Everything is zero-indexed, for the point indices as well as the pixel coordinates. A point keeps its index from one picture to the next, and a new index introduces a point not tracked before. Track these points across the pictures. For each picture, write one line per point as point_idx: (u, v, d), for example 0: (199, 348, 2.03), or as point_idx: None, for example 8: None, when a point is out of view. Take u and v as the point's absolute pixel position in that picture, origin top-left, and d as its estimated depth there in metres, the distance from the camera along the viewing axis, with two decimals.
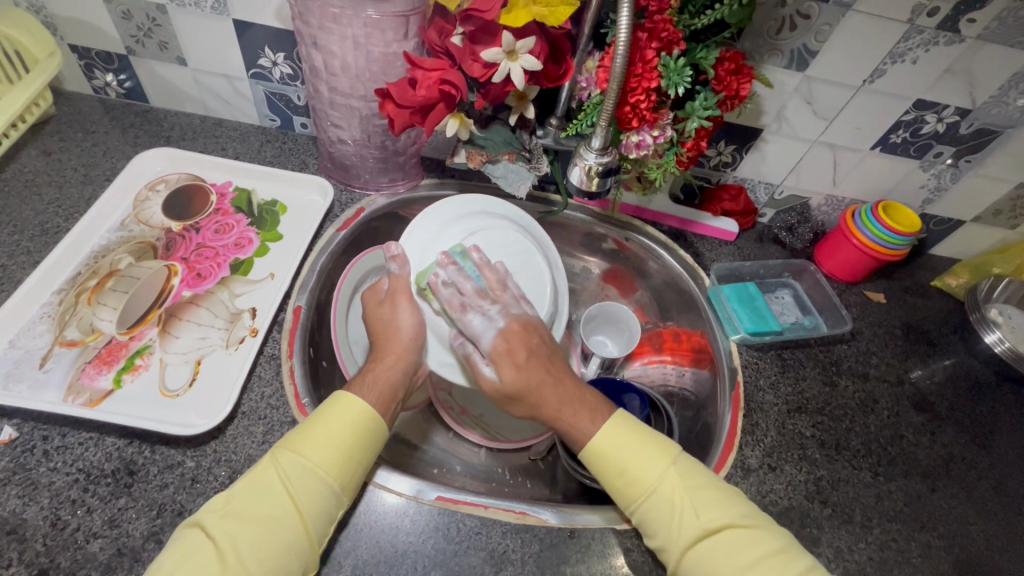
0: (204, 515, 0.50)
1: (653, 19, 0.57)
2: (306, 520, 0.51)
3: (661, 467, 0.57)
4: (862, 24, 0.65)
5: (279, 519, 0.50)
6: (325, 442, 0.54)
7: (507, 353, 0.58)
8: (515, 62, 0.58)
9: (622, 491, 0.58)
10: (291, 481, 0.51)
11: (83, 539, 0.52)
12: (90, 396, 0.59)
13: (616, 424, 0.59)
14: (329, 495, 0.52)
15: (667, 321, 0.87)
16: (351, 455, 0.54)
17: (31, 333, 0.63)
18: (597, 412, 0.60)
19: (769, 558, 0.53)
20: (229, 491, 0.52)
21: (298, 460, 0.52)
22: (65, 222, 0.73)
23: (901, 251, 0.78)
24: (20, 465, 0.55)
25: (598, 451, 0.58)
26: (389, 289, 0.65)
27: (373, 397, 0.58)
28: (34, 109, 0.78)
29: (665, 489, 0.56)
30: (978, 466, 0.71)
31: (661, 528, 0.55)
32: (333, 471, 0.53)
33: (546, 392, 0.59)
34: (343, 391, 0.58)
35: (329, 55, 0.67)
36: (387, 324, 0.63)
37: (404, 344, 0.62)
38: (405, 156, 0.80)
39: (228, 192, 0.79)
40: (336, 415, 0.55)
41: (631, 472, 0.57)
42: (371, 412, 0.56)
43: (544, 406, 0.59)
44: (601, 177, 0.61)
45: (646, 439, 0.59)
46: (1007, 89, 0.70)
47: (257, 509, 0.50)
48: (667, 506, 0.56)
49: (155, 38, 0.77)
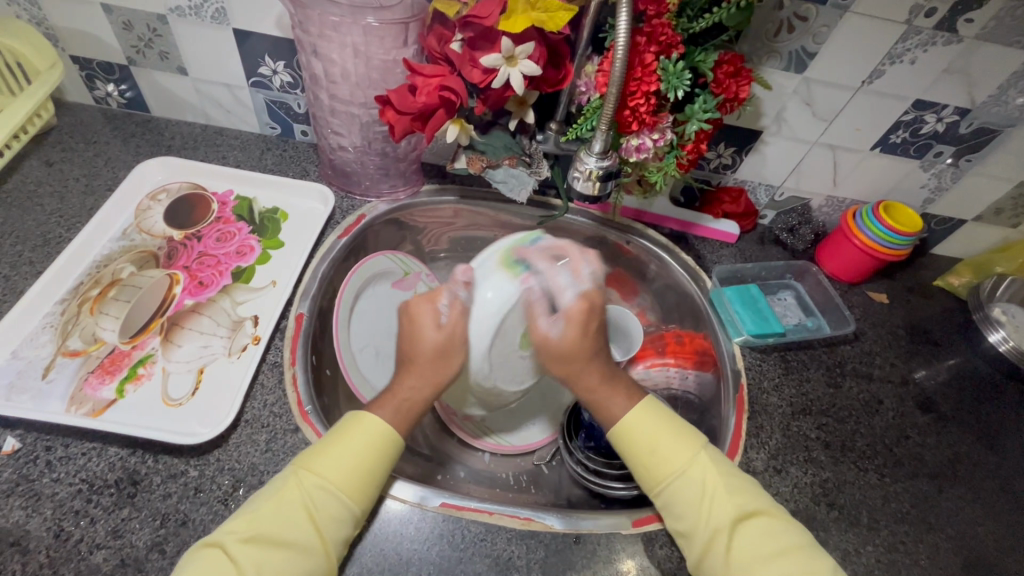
0: (223, 536, 0.49)
1: (652, 23, 0.57)
2: (328, 543, 0.51)
3: (690, 452, 0.59)
4: (860, 25, 0.65)
5: (304, 544, 0.50)
6: (350, 466, 0.54)
7: (582, 319, 0.63)
8: (515, 67, 0.58)
9: (647, 475, 0.59)
10: (315, 506, 0.51)
11: (87, 550, 0.52)
12: (93, 406, 0.59)
13: (645, 410, 0.61)
14: (350, 519, 0.52)
15: (668, 325, 0.87)
16: (373, 478, 0.55)
17: (34, 343, 0.63)
18: (634, 395, 0.64)
19: (790, 551, 0.53)
20: (249, 513, 0.51)
21: (322, 484, 0.52)
22: (67, 232, 0.73)
23: (902, 252, 0.78)
24: (23, 476, 0.55)
25: (627, 429, 0.60)
26: (449, 321, 0.62)
27: (398, 426, 0.58)
28: (36, 120, 0.79)
29: (693, 475, 0.57)
30: (985, 466, 0.71)
31: (686, 509, 0.56)
32: (356, 495, 0.53)
33: (591, 364, 0.64)
34: (362, 412, 0.58)
35: (330, 63, 0.67)
36: (438, 357, 0.62)
37: (441, 379, 0.62)
38: (405, 162, 0.80)
39: (229, 201, 0.79)
40: (359, 437, 0.55)
41: (665, 452, 0.59)
42: (391, 434, 0.57)
43: (584, 377, 0.63)
44: (602, 181, 0.61)
45: (675, 426, 0.61)
46: (1006, 88, 0.70)
47: (280, 533, 0.50)
48: (694, 491, 0.56)
49: (156, 48, 0.78)
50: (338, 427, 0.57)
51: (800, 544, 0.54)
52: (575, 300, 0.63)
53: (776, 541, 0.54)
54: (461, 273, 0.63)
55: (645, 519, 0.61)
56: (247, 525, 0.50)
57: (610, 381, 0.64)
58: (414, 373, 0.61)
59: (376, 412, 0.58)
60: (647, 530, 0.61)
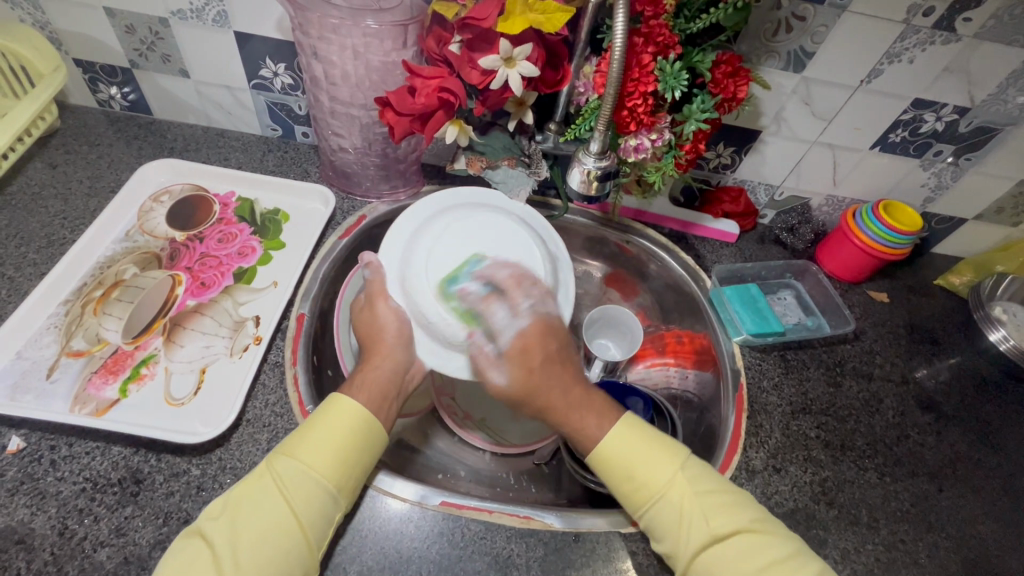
0: (205, 523, 0.51)
1: (649, 24, 0.57)
2: (303, 521, 0.51)
3: (668, 472, 0.58)
4: (859, 24, 0.65)
5: (278, 523, 0.50)
6: (320, 444, 0.54)
7: (522, 353, 0.63)
8: (513, 69, 0.58)
9: (628, 497, 0.58)
10: (286, 484, 0.52)
11: (90, 548, 0.52)
12: (97, 405, 0.59)
13: (625, 429, 0.60)
14: (323, 495, 0.52)
15: (669, 325, 0.87)
16: (346, 457, 0.54)
17: (38, 344, 0.64)
18: (611, 398, 0.64)
19: (778, 566, 0.53)
20: (227, 499, 0.52)
21: (291, 463, 0.53)
22: (70, 234, 0.74)
23: (902, 251, 0.78)
24: (27, 474, 0.55)
25: (600, 453, 0.59)
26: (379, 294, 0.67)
27: (365, 399, 0.59)
28: (40, 123, 0.79)
29: (670, 499, 0.56)
30: (985, 465, 0.71)
31: (667, 532, 0.56)
32: (326, 471, 0.53)
33: (553, 396, 0.62)
34: (336, 395, 0.58)
35: (330, 66, 0.68)
36: (373, 333, 0.65)
37: (390, 344, 0.64)
38: (406, 163, 0.80)
39: (231, 202, 0.80)
40: (330, 417, 0.56)
41: (644, 474, 0.58)
42: (362, 412, 0.57)
43: (553, 407, 0.62)
44: (600, 181, 0.61)
45: (654, 444, 0.60)
46: (1006, 87, 0.70)
47: (253, 512, 0.50)
48: (672, 515, 0.56)
49: (158, 51, 0.78)
50: (315, 412, 0.58)
51: (786, 557, 0.54)
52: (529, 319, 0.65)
53: (761, 557, 0.53)
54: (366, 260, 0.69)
55: None
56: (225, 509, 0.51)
57: (582, 386, 0.64)
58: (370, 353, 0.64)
59: (352, 394, 0.59)
60: None
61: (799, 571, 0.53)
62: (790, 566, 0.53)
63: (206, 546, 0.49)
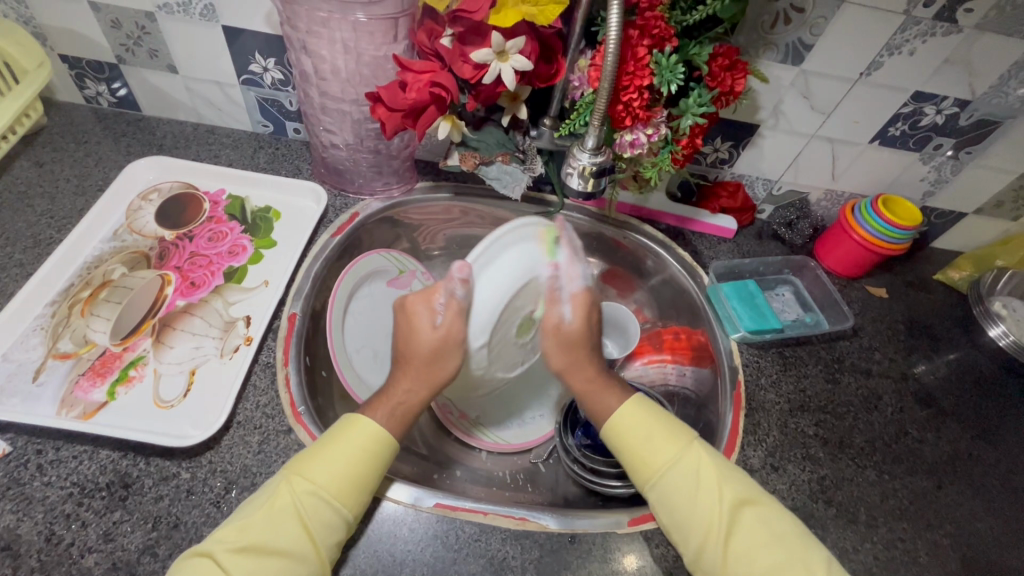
0: (213, 546, 0.49)
1: (644, 16, 0.56)
2: (320, 550, 0.50)
3: (683, 442, 0.59)
4: (859, 15, 0.64)
5: (296, 551, 0.49)
6: (342, 470, 0.53)
7: (585, 316, 0.65)
8: (505, 63, 0.57)
9: (640, 468, 0.58)
10: (308, 514, 0.51)
11: (78, 555, 0.52)
12: (84, 408, 0.58)
13: (638, 405, 0.62)
14: (343, 525, 0.52)
15: (666, 321, 0.86)
16: (364, 483, 0.54)
17: (24, 346, 0.62)
18: (624, 394, 0.64)
19: (785, 539, 0.54)
20: (240, 522, 0.50)
21: (313, 490, 0.52)
22: (57, 233, 0.72)
23: (901, 245, 0.77)
24: (14, 480, 0.55)
25: (618, 425, 0.60)
26: (444, 322, 0.59)
27: (392, 426, 0.58)
28: (25, 120, 0.78)
29: (686, 465, 0.57)
30: (985, 461, 0.70)
31: (681, 503, 0.55)
32: (349, 501, 0.53)
33: (581, 371, 0.65)
34: (358, 415, 0.58)
35: (319, 60, 0.66)
36: (432, 359, 0.60)
37: (438, 381, 0.60)
38: (399, 159, 0.79)
39: (221, 200, 0.79)
40: (353, 439, 0.55)
41: (657, 447, 0.58)
42: (388, 438, 0.57)
43: (575, 382, 0.65)
44: (596, 177, 0.60)
45: (664, 418, 0.61)
46: (1007, 79, 0.69)
47: (273, 542, 0.49)
48: (689, 481, 0.56)
49: (145, 46, 0.77)
50: (331, 432, 0.56)
51: (794, 531, 0.55)
52: (582, 290, 0.65)
53: (770, 529, 0.54)
54: (457, 270, 0.59)
55: (641, 519, 0.61)
56: (238, 535, 0.50)
57: (601, 385, 0.64)
58: (408, 376, 0.60)
59: (372, 415, 0.58)
60: (644, 529, 0.60)
61: (808, 546, 0.54)
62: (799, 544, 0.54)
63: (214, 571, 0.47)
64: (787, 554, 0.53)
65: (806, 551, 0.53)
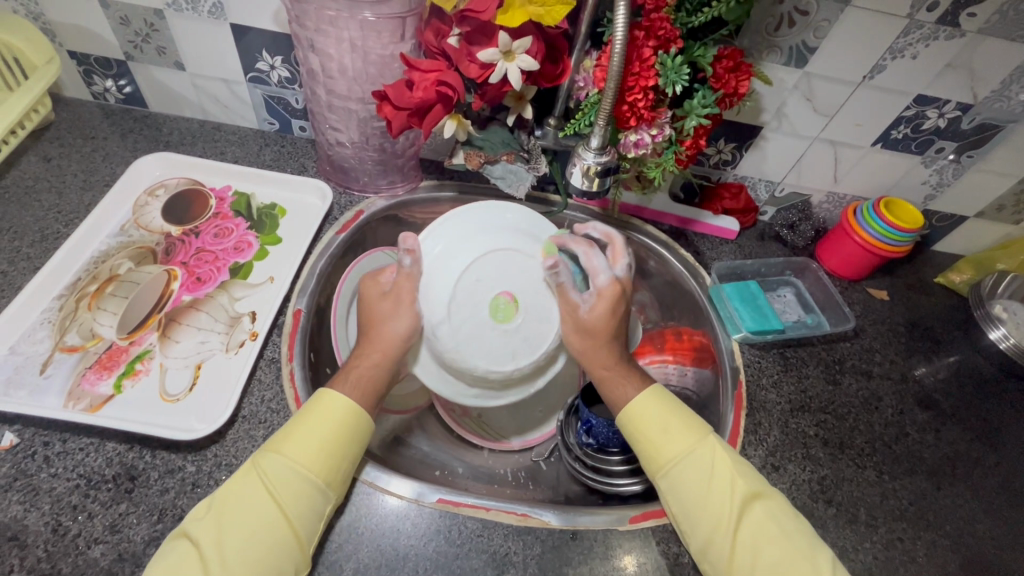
0: (190, 525, 0.50)
1: (650, 17, 0.57)
2: (291, 519, 0.51)
3: (697, 436, 0.60)
4: (862, 19, 0.65)
5: (264, 521, 0.50)
6: (307, 437, 0.54)
7: (608, 301, 0.64)
8: (512, 62, 0.57)
9: (653, 458, 0.60)
10: (274, 483, 0.52)
11: (84, 545, 0.52)
12: (91, 401, 0.59)
13: (656, 395, 0.63)
14: (313, 488, 0.53)
15: (668, 322, 0.86)
16: (332, 452, 0.54)
17: (32, 339, 0.63)
18: (645, 380, 0.65)
19: (794, 533, 0.55)
20: (213, 497, 0.52)
21: (279, 459, 0.53)
22: (65, 228, 0.73)
23: (903, 248, 0.78)
24: (20, 471, 0.55)
25: (635, 414, 0.61)
26: (393, 285, 0.63)
27: (357, 397, 0.59)
28: (33, 115, 0.78)
29: (699, 458, 0.58)
30: (984, 463, 0.71)
31: (691, 495, 0.57)
32: (317, 466, 0.53)
33: (603, 347, 0.64)
34: (325, 388, 0.59)
35: (327, 59, 0.67)
36: (390, 315, 0.62)
37: (389, 343, 0.62)
38: (404, 158, 0.80)
39: (227, 197, 0.79)
40: (318, 408, 0.56)
41: (670, 439, 0.60)
42: (353, 407, 0.57)
43: (596, 357, 0.64)
44: (600, 177, 0.60)
45: (682, 409, 0.63)
46: (1009, 84, 0.69)
47: (239, 510, 0.50)
48: (701, 474, 0.58)
49: (153, 43, 0.77)
50: (301, 407, 0.58)
51: (803, 528, 0.56)
52: (609, 282, 0.64)
53: (778, 526, 0.55)
54: (404, 240, 0.62)
55: (642, 516, 0.61)
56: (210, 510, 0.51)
57: (621, 364, 0.65)
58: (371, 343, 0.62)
59: (338, 390, 0.59)
60: (645, 527, 0.61)
61: (813, 542, 0.55)
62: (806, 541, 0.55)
63: (189, 546, 0.49)
64: (796, 548, 0.54)
65: (813, 547, 0.55)
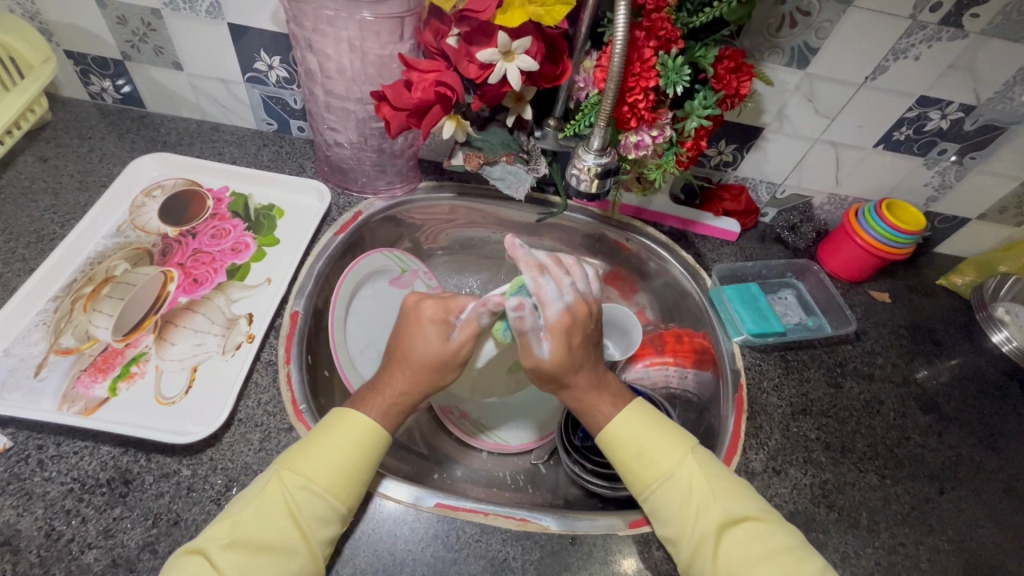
0: (204, 543, 0.49)
1: (650, 17, 0.56)
2: (313, 543, 0.50)
3: (678, 454, 0.58)
4: (865, 20, 0.64)
5: (286, 545, 0.49)
6: (337, 464, 0.53)
7: (567, 331, 0.59)
8: (512, 62, 0.57)
9: (635, 477, 0.59)
10: (299, 506, 0.51)
11: (78, 550, 0.51)
12: (85, 404, 0.58)
13: (634, 413, 0.61)
14: (336, 518, 0.52)
15: (669, 323, 0.85)
16: (356, 477, 0.54)
17: (26, 341, 0.62)
18: (619, 399, 0.63)
19: (782, 552, 0.53)
20: (233, 517, 0.50)
21: (306, 484, 0.52)
22: (61, 229, 0.72)
23: (905, 250, 0.77)
24: (14, 475, 0.54)
25: (614, 432, 0.60)
26: (456, 341, 0.59)
27: (386, 420, 0.58)
28: (29, 115, 0.78)
29: (680, 477, 0.57)
30: (987, 468, 0.70)
31: (672, 514, 0.56)
32: (343, 493, 0.53)
33: (581, 375, 0.61)
34: (348, 410, 0.57)
35: (325, 59, 0.67)
36: (431, 369, 0.60)
37: (430, 388, 0.61)
38: (403, 159, 0.79)
39: (225, 197, 0.79)
40: (346, 432, 0.55)
41: (649, 457, 0.58)
42: (379, 431, 0.56)
43: (575, 388, 0.62)
44: (601, 178, 0.60)
45: (663, 427, 0.61)
46: (1012, 85, 0.69)
47: (262, 536, 0.49)
48: (682, 493, 0.56)
49: (151, 43, 0.77)
50: (322, 426, 0.56)
51: (791, 547, 0.54)
52: (560, 313, 0.58)
53: (765, 544, 0.53)
54: (494, 302, 0.58)
55: (642, 521, 0.61)
56: (228, 530, 0.50)
57: (601, 388, 0.63)
58: (406, 378, 0.60)
59: (365, 410, 0.58)
60: (644, 531, 0.60)
61: (804, 562, 0.53)
62: (795, 559, 0.53)
63: (206, 566, 0.48)
64: (782, 567, 0.52)
65: (802, 567, 0.52)
